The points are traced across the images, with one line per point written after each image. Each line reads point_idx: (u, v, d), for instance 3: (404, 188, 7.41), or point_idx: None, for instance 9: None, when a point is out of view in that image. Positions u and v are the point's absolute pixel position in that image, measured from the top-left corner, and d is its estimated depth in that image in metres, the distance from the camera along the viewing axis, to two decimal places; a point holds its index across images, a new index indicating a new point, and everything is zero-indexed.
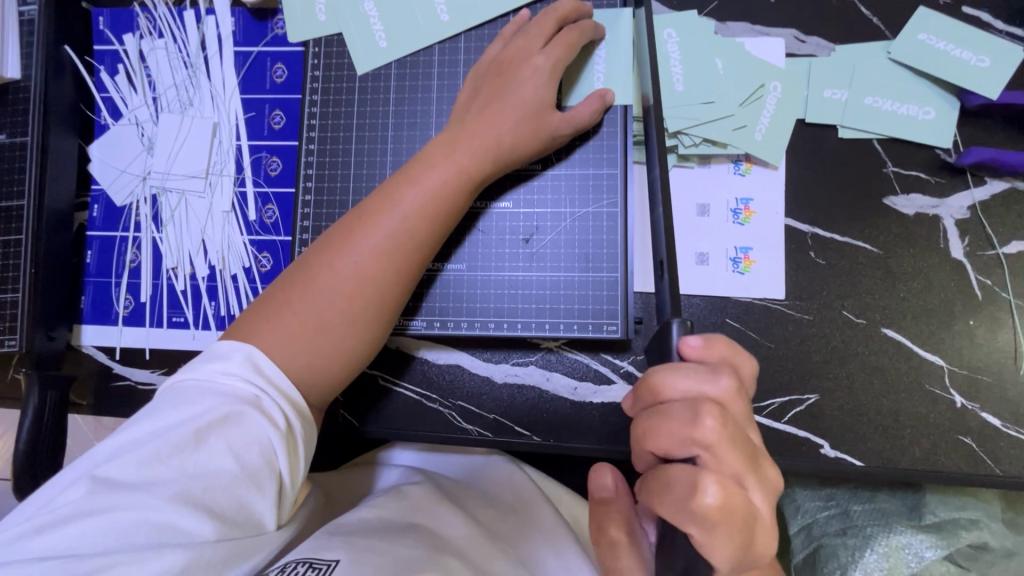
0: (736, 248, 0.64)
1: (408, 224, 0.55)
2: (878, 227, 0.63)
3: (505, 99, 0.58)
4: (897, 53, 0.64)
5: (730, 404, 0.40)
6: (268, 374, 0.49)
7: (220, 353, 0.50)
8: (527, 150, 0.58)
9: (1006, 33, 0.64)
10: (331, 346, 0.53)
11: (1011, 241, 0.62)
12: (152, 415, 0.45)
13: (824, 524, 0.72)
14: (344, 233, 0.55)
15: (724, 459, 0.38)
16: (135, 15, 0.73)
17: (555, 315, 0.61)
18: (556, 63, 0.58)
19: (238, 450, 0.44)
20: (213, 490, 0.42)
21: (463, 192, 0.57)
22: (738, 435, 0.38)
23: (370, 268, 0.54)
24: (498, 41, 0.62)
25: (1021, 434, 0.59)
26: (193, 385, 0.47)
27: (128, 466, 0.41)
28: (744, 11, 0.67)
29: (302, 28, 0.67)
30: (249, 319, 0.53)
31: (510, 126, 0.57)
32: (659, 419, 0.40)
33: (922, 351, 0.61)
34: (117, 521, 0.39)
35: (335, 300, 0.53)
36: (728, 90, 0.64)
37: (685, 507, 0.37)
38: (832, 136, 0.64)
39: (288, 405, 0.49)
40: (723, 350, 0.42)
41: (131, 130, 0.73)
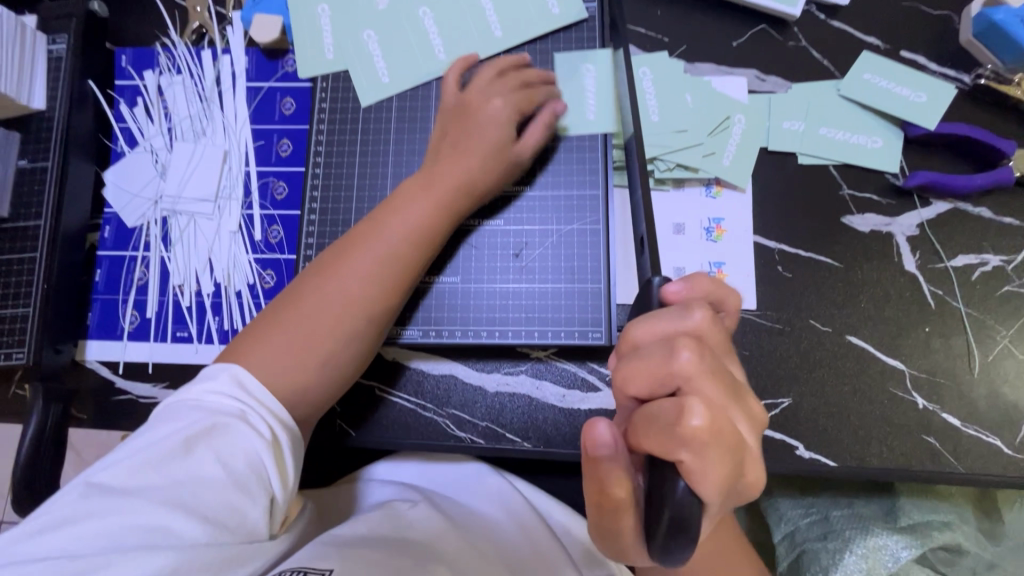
0: (710, 262, 0.69)
1: (388, 249, 0.59)
2: (837, 243, 0.69)
3: (469, 136, 0.64)
4: (846, 89, 0.72)
5: (709, 338, 0.37)
6: (253, 391, 0.52)
7: (206, 375, 0.53)
8: (495, 178, 0.64)
9: (940, 73, 0.72)
10: (318, 363, 0.56)
11: (958, 255, 0.67)
12: (144, 430, 0.47)
13: (806, 531, 0.75)
14: (328, 261, 0.60)
15: (705, 388, 0.35)
16: (156, 53, 0.79)
17: (543, 323, 0.66)
18: (513, 104, 0.65)
19: (225, 458, 0.46)
20: (202, 495, 0.44)
21: (442, 222, 0.62)
22: (717, 365, 0.36)
23: (354, 290, 0.58)
24: (450, 81, 0.68)
25: (979, 433, 0.63)
26: (182, 403, 0.50)
27: (123, 473, 0.44)
28: (710, 53, 0.75)
29: (312, 65, 0.74)
30: (236, 344, 0.57)
31: (477, 160, 0.63)
32: (637, 359, 0.37)
33: (884, 356, 0.65)
34: (110, 524, 0.41)
35: (325, 320, 0.57)
36: (698, 121, 0.71)
37: (674, 432, 0.33)
38: (792, 162, 0.71)
39: (274, 419, 0.51)
40: (707, 288, 0.43)
41: (146, 158, 0.78)
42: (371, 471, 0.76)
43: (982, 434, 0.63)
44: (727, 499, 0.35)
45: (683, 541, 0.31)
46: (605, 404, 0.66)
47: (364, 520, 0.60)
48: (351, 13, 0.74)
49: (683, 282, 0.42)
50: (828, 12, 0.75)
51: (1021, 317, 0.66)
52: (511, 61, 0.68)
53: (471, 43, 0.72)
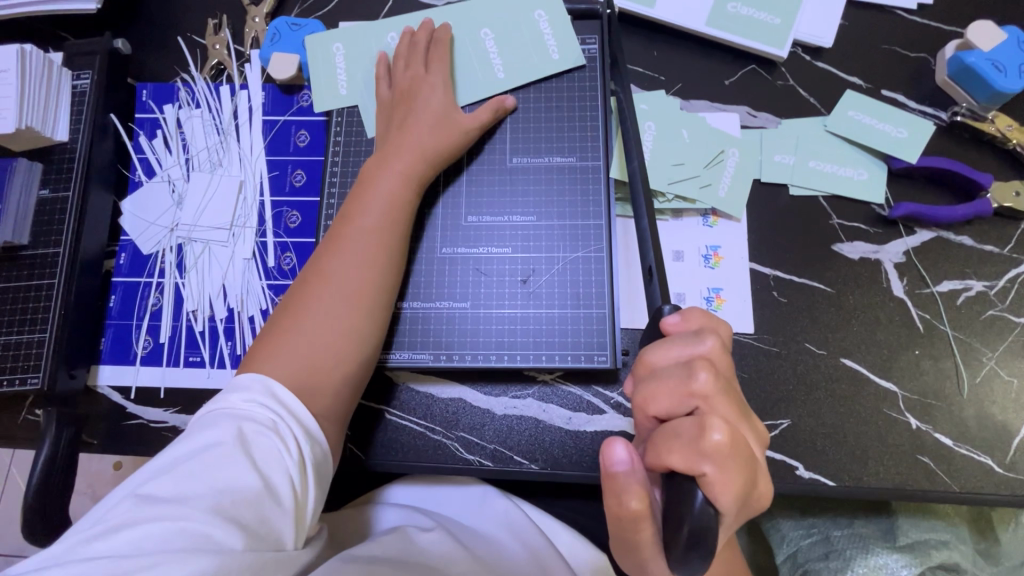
0: (709, 288, 0.72)
1: (363, 232, 0.64)
2: (829, 269, 0.72)
3: (416, 112, 0.70)
4: (832, 125, 0.76)
5: (720, 361, 0.39)
6: (284, 401, 0.53)
7: (236, 386, 0.54)
8: (449, 147, 0.70)
9: (919, 111, 0.77)
10: (328, 358, 0.58)
11: (943, 281, 0.71)
12: (181, 441, 0.48)
13: (807, 551, 0.77)
14: (320, 258, 0.63)
15: (720, 408, 0.37)
16: (176, 88, 0.83)
17: (550, 347, 0.68)
18: (440, 77, 0.71)
19: (262, 466, 0.47)
20: (241, 504, 0.44)
21: (408, 194, 0.67)
22: (729, 388, 0.38)
23: (342, 276, 0.62)
24: (382, 74, 0.74)
25: (971, 453, 0.65)
26: (216, 412, 0.51)
27: (169, 482, 0.44)
28: (704, 91, 0.79)
29: (327, 100, 0.78)
30: (251, 357, 0.58)
31: (426, 132, 0.69)
32: (657, 382, 0.39)
33: (877, 378, 0.68)
34: (158, 530, 0.41)
35: (320, 309, 0.60)
36: (695, 154, 0.75)
37: (694, 448, 0.34)
38: (784, 194, 0.75)
39: (301, 431, 0.52)
40: (701, 321, 0.42)
41: (163, 187, 0.80)
42: (379, 495, 0.77)
43: (973, 453, 0.65)
44: (740, 512, 0.36)
45: (704, 554, 0.32)
46: (611, 426, 0.68)
47: (381, 544, 0.61)
48: (365, 52, 0.78)
49: (678, 314, 0.43)
50: (813, 54, 0.80)
51: (1005, 339, 0.69)
52: (406, 44, 0.73)
53: (479, 82, 0.75)
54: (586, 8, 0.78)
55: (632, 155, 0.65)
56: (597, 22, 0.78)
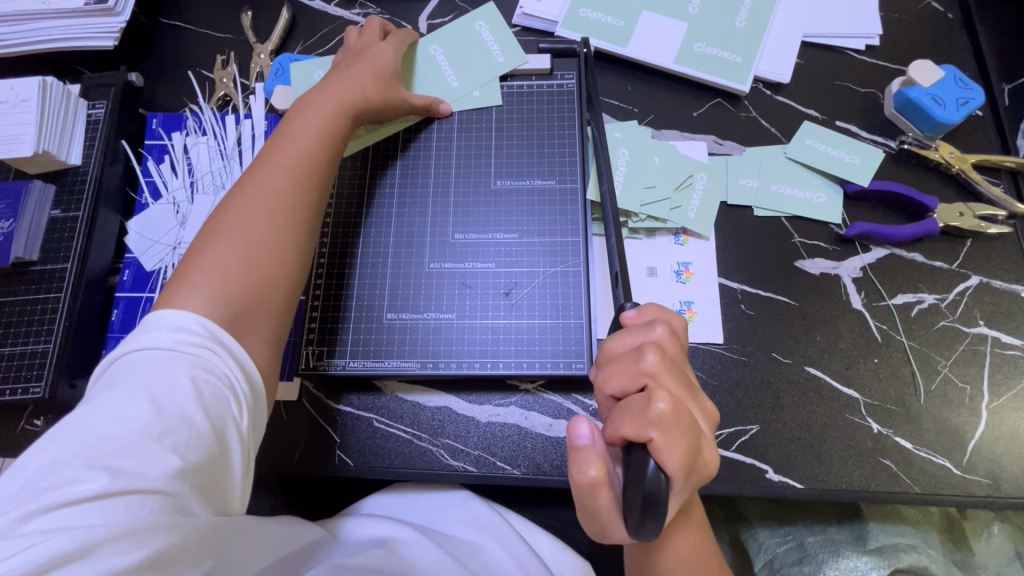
0: (681, 301, 0.77)
1: (302, 150, 0.65)
2: (793, 284, 0.77)
3: (358, 62, 0.74)
4: (792, 152, 0.83)
5: (668, 346, 0.44)
6: (229, 347, 0.52)
7: (172, 326, 0.51)
8: (387, 92, 0.74)
9: (870, 140, 0.84)
10: (262, 266, 0.58)
11: (898, 294, 0.76)
12: (124, 393, 0.45)
13: (783, 557, 0.80)
14: (254, 168, 0.63)
15: (667, 384, 0.41)
16: (184, 117, 0.89)
17: (531, 355, 0.72)
18: (390, 43, 0.78)
19: (220, 428, 0.47)
20: (203, 471, 0.45)
21: (343, 120, 0.70)
22: (676, 368, 0.42)
23: (279, 191, 0.62)
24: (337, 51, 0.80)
25: (930, 456, 0.69)
26: (157, 361, 0.48)
27: (124, 447, 0.43)
28: (674, 122, 0.86)
29: None
30: (183, 266, 0.56)
31: (366, 72, 0.73)
32: (612, 365, 0.43)
33: (841, 386, 0.72)
34: (126, 502, 0.41)
35: (256, 213, 0.60)
36: (666, 178, 0.81)
37: (642, 418, 0.38)
38: (750, 214, 0.81)
39: (248, 386, 0.53)
40: (654, 314, 0.47)
41: (168, 208, 0.85)
42: (367, 504, 0.79)
43: (932, 455, 0.69)
44: (689, 480, 0.40)
45: (654, 514, 0.36)
46: None
47: (365, 553, 0.64)
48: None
49: (635, 309, 0.48)
50: (773, 88, 0.88)
51: (957, 348, 0.74)
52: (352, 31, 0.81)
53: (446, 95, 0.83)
54: (565, 47, 0.85)
55: (604, 178, 0.70)
56: (575, 60, 0.86)
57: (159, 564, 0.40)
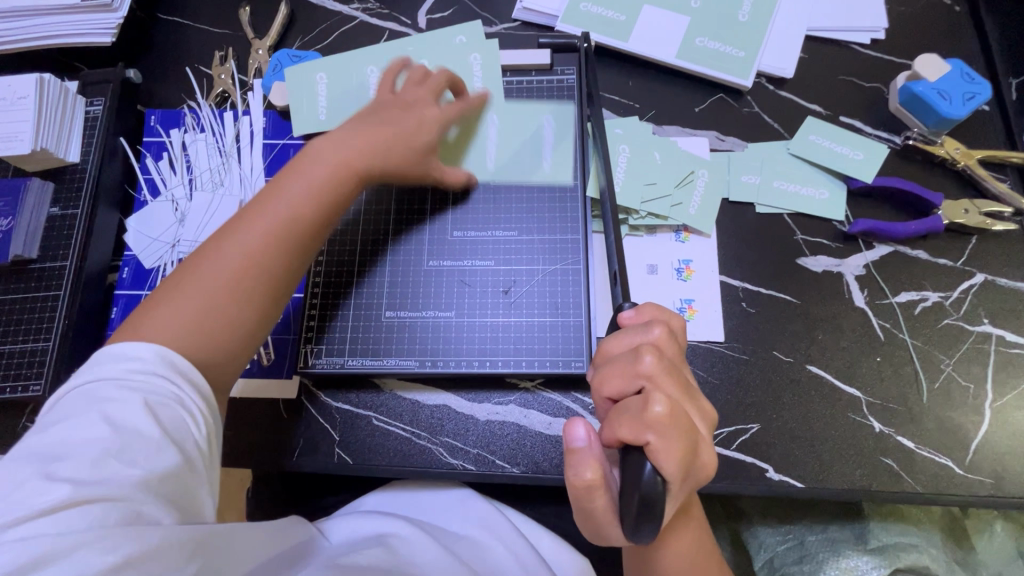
0: (682, 299, 0.76)
1: (299, 205, 0.62)
2: (795, 282, 0.76)
3: (394, 124, 0.70)
4: (795, 148, 0.82)
5: (667, 346, 0.43)
6: (181, 369, 0.52)
7: (123, 353, 0.51)
8: (407, 160, 0.71)
9: (875, 135, 0.83)
10: (216, 324, 0.56)
11: (901, 291, 0.75)
12: (76, 419, 0.46)
13: (783, 556, 0.79)
14: (248, 216, 0.61)
15: (666, 386, 0.40)
16: (182, 114, 0.88)
17: (530, 353, 0.72)
18: (438, 112, 0.74)
19: (177, 440, 0.48)
20: (166, 481, 0.46)
21: (350, 183, 0.66)
22: (674, 369, 0.42)
23: (255, 248, 0.59)
24: (386, 83, 0.76)
25: (932, 455, 0.68)
26: (106, 386, 0.48)
27: (83, 464, 0.43)
28: (676, 118, 0.85)
29: (306, 123, 0.83)
30: (153, 298, 0.57)
31: (396, 139, 0.70)
32: (609, 366, 0.42)
33: (842, 385, 0.72)
34: (89, 510, 0.41)
35: (225, 268, 0.57)
36: (667, 175, 0.80)
37: (640, 422, 0.38)
38: (752, 211, 0.80)
39: (206, 404, 0.53)
40: (653, 313, 0.46)
41: (167, 205, 0.85)
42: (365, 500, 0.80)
43: (934, 455, 0.68)
44: (686, 483, 0.40)
45: (650, 515, 0.35)
46: None
47: (365, 552, 0.63)
48: (346, 81, 0.83)
49: (633, 310, 0.47)
50: (776, 83, 0.87)
51: (960, 347, 0.73)
52: (422, 73, 0.76)
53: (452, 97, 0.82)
54: (565, 42, 0.84)
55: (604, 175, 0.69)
56: (575, 55, 0.85)
57: (137, 562, 0.40)
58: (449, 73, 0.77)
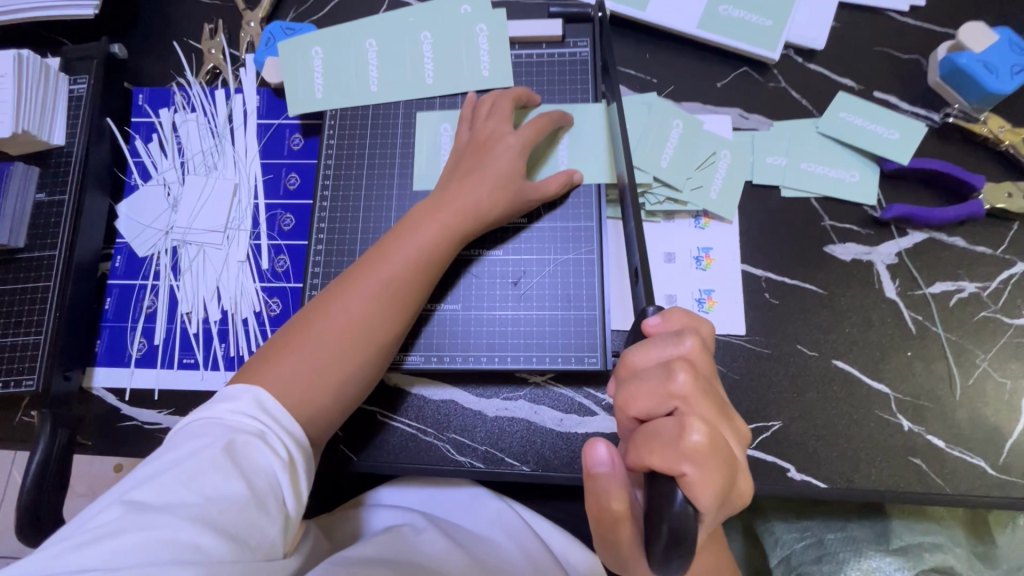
0: (701, 290, 0.72)
1: (392, 281, 0.63)
2: (820, 271, 0.72)
3: (483, 176, 0.67)
4: (824, 127, 0.76)
5: (699, 360, 0.40)
6: (272, 411, 0.57)
7: (230, 394, 0.57)
8: (503, 213, 0.68)
9: (911, 113, 0.77)
10: (322, 392, 0.61)
11: (935, 282, 0.71)
12: (168, 451, 0.51)
13: (801, 554, 0.77)
14: (344, 287, 0.64)
15: (699, 408, 0.37)
16: (172, 92, 0.84)
17: (540, 348, 0.68)
18: (520, 139, 0.68)
19: (249, 475, 0.51)
20: (228, 513, 0.48)
21: (444, 250, 0.66)
22: (710, 387, 0.38)
23: (355, 323, 0.62)
24: (463, 122, 0.72)
25: (964, 455, 0.65)
26: (205, 422, 0.54)
27: (158, 490, 0.48)
28: (696, 94, 0.79)
29: (302, 103, 0.77)
30: (263, 357, 0.61)
31: (483, 191, 0.66)
32: (638, 382, 0.39)
33: (869, 380, 0.68)
34: (147, 538, 0.44)
35: (326, 341, 0.61)
36: (688, 157, 0.74)
37: (676, 451, 0.35)
38: (776, 195, 0.75)
39: (290, 440, 0.56)
40: (682, 319, 0.42)
41: (159, 190, 0.81)
42: (374, 496, 0.81)
43: (966, 455, 0.65)
44: (723, 510, 0.37)
45: (682, 552, 0.33)
46: (602, 428, 0.68)
47: (371, 542, 0.63)
48: (343, 56, 0.77)
49: (660, 316, 0.43)
50: (805, 56, 0.80)
51: (997, 341, 0.69)
52: (497, 97, 0.71)
53: (456, 74, 0.77)
54: (577, 11, 0.78)
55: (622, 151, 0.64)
56: (588, 26, 0.78)
57: None
58: (527, 89, 0.73)
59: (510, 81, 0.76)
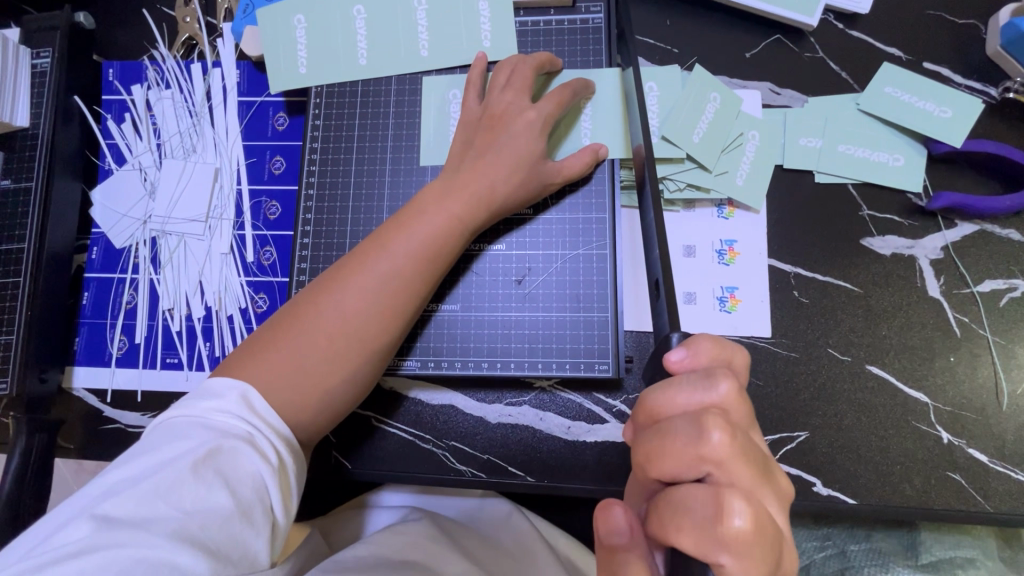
0: (723, 287, 0.66)
1: (400, 269, 0.57)
2: (856, 266, 0.65)
3: (500, 155, 0.60)
4: (866, 103, 0.68)
5: (733, 410, 0.37)
6: (261, 412, 0.50)
7: (213, 390, 0.51)
8: (520, 197, 0.61)
9: (965, 86, 0.69)
10: (312, 395, 0.54)
11: (984, 279, 0.64)
12: (143, 455, 0.46)
13: (821, 566, 0.73)
14: (341, 275, 0.57)
15: (737, 474, 0.35)
16: (143, 66, 0.77)
17: (547, 354, 0.63)
18: (542, 115, 0.61)
19: (234, 484, 0.45)
20: (210, 527, 0.43)
21: (455, 237, 0.59)
22: (748, 447, 0.36)
23: (351, 317, 0.55)
24: (471, 90, 0.65)
25: (1007, 470, 0.60)
26: (186, 422, 0.48)
27: (129, 503, 0.43)
28: (722, 65, 0.71)
29: (284, 77, 0.70)
30: (244, 354, 0.55)
31: (500, 173, 0.60)
32: (665, 440, 0.37)
33: (907, 388, 0.62)
34: (118, 558, 0.40)
35: (318, 338, 0.54)
36: (713, 137, 0.67)
37: (710, 535, 0.34)
38: (808, 181, 0.68)
39: (280, 441, 0.51)
40: (711, 353, 0.40)
41: (135, 175, 0.75)
42: (374, 497, 0.77)
43: (1009, 470, 0.60)
44: None
45: None
46: (612, 436, 0.63)
47: (370, 541, 0.60)
48: (329, 24, 0.69)
49: (684, 348, 0.40)
50: (846, 21, 0.71)
51: None
52: (511, 66, 0.64)
53: (455, 44, 0.69)
54: None
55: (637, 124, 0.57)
56: None
57: None
58: (550, 54, 0.66)
59: (515, 53, 0.68)
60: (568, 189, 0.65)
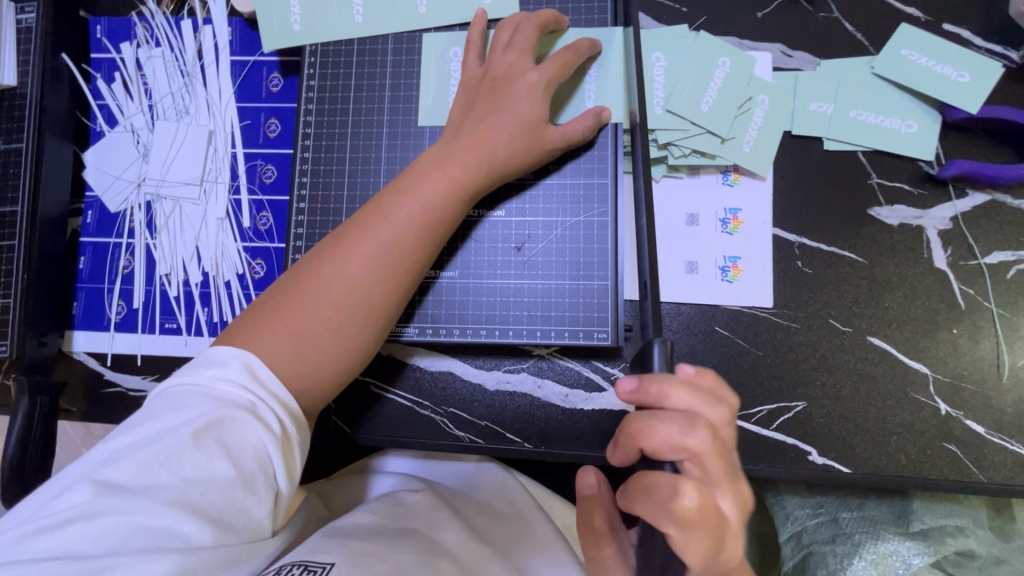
0: (725, 257, 0.65)
1: (402, 236, 0.56)
2: (862, 236, 0.64)
3: (502, 119, 0.59)
4: (880, 67, 0.65)
5: (718, 421, 0.43)
6: (264, 380, 0.50)
7: (217, 358, 0.50)
8: (521, 162, 0.59)
9: (985, 50, 0.66)
10: (316, 362, 0.54)
11: (993, 251, 0.63)
12: (146, 421, 0.46)
13: (813, 532, 0.76)
14: (340, 242, 0.56)
15: (706, 469, 0.41)
16: (132, 24, 0.74)
17: (546, 322, 0.62)
18: (544, 77, 0.59)
19: (235, 454, 0.45)
20: (211, 495, 0.44)
21: (457, 203, 0.58)
22: (722, 452, 0.42)
23: (353, 284, 0.55)
24: (472, 50, 0.63)
25: (1004, 442, 0.60)
26: (190, 390, 0.48)
27: (129, 469, 0.43)
28: (732, 26, 0.68)
29: (276, 36, 0.67)
30: (243, 323, 0.54)
31: (502, 137, 0.58)
32: (653, 424, 0.42)
33: (907, 359, 0.62)
34: (119, 525, 0.41)
35: (320, 306, 0.54)
36: (721, 102, 0.64)
37: (663, 509, 0.40)
38: (817, 148, 0.66)
39: (283, 410, 0.50)
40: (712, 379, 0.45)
41: (127, 138, 0.74)
42: (375, 463, 0.79)
43: (1005, 441, 0.60)
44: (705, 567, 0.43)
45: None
46: (609, 405, 0.64)
47: (369, 509, 0.61)
48: None
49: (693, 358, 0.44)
50: None
51: None
52: (514, 26, 0.62)
53: (454, 1, 0.66)
54: None
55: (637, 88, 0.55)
56: None
57: None
58: (556, 12, 0.63)
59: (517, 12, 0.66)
60: (571, 153, 0.63)
